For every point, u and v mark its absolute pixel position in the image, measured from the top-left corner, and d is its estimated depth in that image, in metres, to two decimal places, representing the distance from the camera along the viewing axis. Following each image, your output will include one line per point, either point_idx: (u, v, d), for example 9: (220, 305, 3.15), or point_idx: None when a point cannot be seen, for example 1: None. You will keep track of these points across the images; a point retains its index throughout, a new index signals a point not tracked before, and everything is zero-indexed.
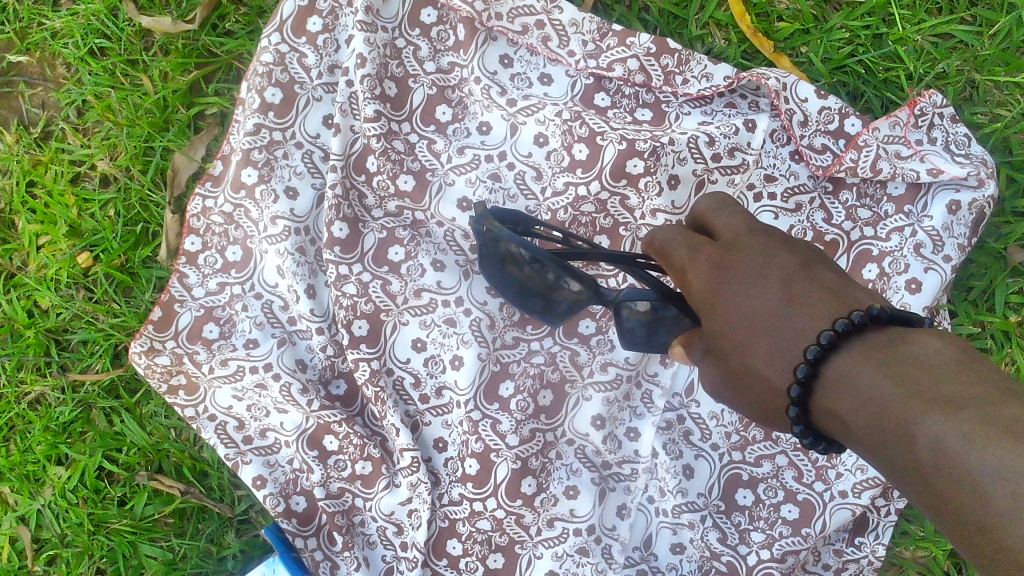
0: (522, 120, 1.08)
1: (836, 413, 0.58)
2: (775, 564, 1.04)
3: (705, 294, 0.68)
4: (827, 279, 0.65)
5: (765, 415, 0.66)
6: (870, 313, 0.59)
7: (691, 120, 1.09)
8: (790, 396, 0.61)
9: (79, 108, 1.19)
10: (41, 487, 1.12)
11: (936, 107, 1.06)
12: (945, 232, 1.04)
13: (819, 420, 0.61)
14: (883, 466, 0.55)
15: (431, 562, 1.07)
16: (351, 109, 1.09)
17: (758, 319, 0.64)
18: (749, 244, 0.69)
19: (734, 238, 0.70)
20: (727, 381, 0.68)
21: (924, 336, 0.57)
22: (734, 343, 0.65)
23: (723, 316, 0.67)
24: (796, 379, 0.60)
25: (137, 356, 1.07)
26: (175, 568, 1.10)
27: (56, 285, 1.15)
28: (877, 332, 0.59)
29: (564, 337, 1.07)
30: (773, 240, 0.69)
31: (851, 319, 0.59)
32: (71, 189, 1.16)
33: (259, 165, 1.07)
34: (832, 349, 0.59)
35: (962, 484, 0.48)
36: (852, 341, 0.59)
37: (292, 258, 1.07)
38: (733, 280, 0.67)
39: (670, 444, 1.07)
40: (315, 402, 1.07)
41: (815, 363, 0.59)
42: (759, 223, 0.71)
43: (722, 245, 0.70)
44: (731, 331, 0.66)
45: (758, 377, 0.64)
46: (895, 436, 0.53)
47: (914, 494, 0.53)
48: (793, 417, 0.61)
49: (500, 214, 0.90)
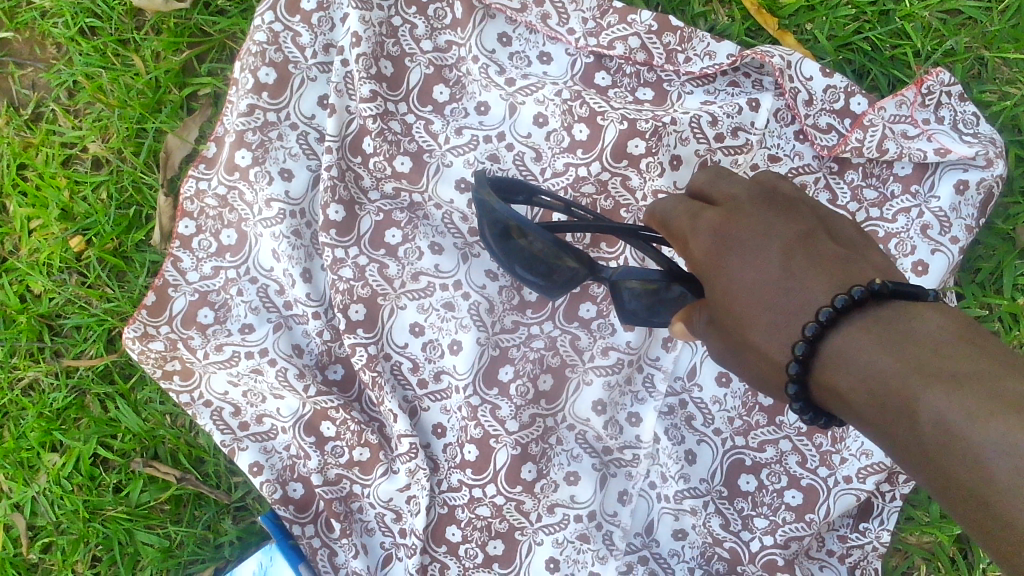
0: (520, 100, 1.07)
1: (836, 391, 0.56)
2: (778, 550, 1.02)
3: (705, 262, 0.67)
4: (829, 252, 0.63)
5: (767, 389, 0.64)
6: (871, 288, 0.57)
7: (693, 98, 1.07)
8: (789, 373, 0.59)
9: (70, 90, 1.17)
10: (35, 474, 1.11)
11: (944, 85, 1.04)
12: (952, 213, 1.02)
13: (820, 398, 0.59)
14: (885, 444, 0.53)
15: (430, 549, 1.06)
16: (346, 90, 1.06)
17: (757, 293, 0.62)
18: (749, 212, 0.67)
19: (735, 205, 0.68)
20: (729, 355, 0.66)
21: (927, 311, 0.55)
22: (734, 317, 0.64)
23: (724, 287, 0.64)
24: (795, 357, 0.58)
25: (130, 341, 1.05)
26: (172, 555, 1.09)
27: (48, 270, 1.13)
28: (879, 308, 0.57)
29: (564, 321, 1.06)
30: (774, 208, 0.67)
31: (852, 295, 0.57)
32: (62, 172, 1.14)
33: (253, 147, 1.06)
34: (831, 326, 0.57)
35: (967, 462, 0.47)
36: (853, 317, 0.57)
37: (288, 241, 1.05)
38: (734, 250, 0.65)
39: (671, 429, 1.06)
40: (312, 387, 1.05)
41: (814, 341, 0.57)
42: (761, 192, 0.69)
43: (722, 211, 0.68)
44: (731, 305, 0.64)
45: (758, 353, 0.62)
46: (897, 413, 0.51)
47: (915, 472, 0.51)
48: (793, 395, 0.60)
49: (500, 183, 0.88)
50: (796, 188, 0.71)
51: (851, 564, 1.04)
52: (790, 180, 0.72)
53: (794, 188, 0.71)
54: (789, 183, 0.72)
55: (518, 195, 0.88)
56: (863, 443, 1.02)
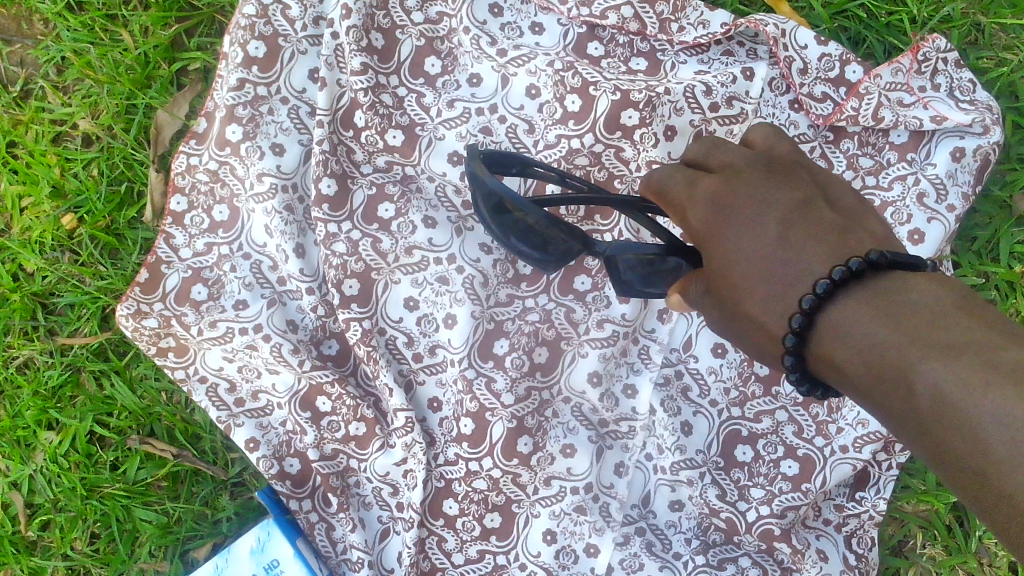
0: (512, 71, 1.05)
1: (832, 362, 0.56)
2: (775, 519, 1.02)
3: (702, 231, 0.66)
4: (827, 220, 0.63)
5: (764, 359, 0.64)
6: (868, 259, 0.56)
7: (688, 68, 1.06)
8: (786, 345, 0.59)
9: (58, 66, 1.16)
10: (32, 452, 1.11)
11: (940, 51, 1.04)
12: (948, 180, 1.02)
13: (816, 369, 0.59)
14: (882, 415, 0.53)
15: (427, 522, 1.06)
16: (337, 63, 1.06)
17: (754, 264, 0.62)
18: (747, 179, 0.66)
19: (732, 172, 0.67)
20: (726, 325, 0.66)
21: (924, 282, 0.55)
22: (730, 287, 0.63)
23: (721, 257, 0.64)
24: (791, 329, 0.58)
25: (124, 319, 1.05)
26: (170, 532, 1.09)
27: (40, 248, 1.13)
28: (877, 279, 0.56)
29: (560, 294, 1.05)
30: (772, 174, 0.67)
31: (848, 266, 0.56)
32: (52, 149, 1.14)
33: (244, 121, 1.05)
34: (828, 298, 0.57)
35: (963, 432, 0.46)
36: (850, 289, 0.56)
37: (280, 216, 1.05)
38: (731, 219, 0.64)
39: (667, 401, 1.05)
40: (307, 362, 1.05)
41: (811, 313, 0.57)
42: (758, 160, 0.68)
43: (720, 178, 0.67)
44: (728, 275, 0.64)
45: (754, 323, 0.62)
46: (893, 384, 0.51)
47: (912, 443, 0.51)
48: (789, 366, 0.60)
49: (492, 157, 0.87)
50: (793, 150, 0.71)
51: (847, 532, 1.05)
52: (786, 140, 0.72)
53: (790, 150, 0.71)
54: (785, 144, 0.71)
55: (510, 167, 0.88)
56: (859, 413, 1.02)
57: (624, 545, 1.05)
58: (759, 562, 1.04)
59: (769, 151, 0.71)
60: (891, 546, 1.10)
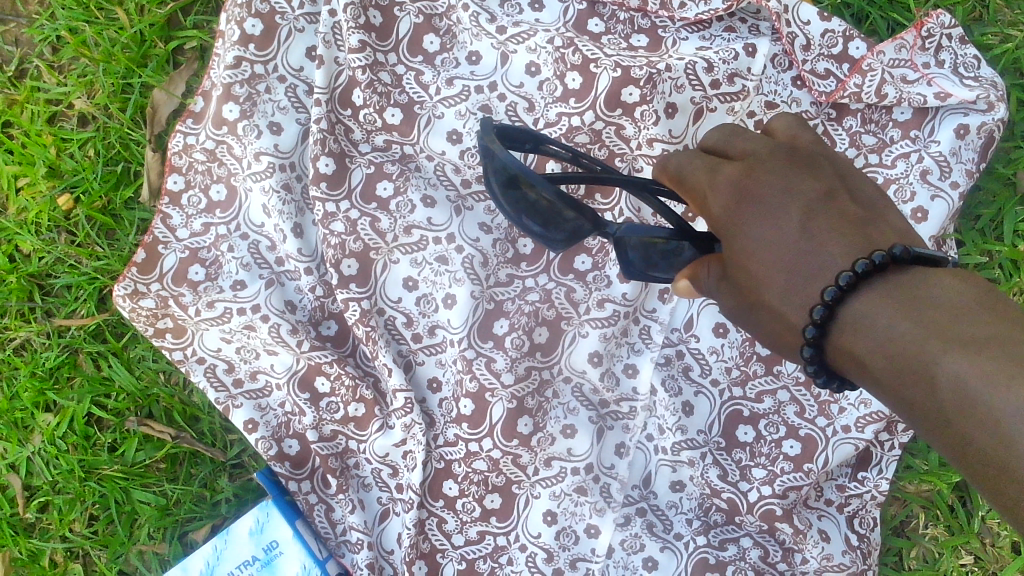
0: (512, 48, 1.04)
1: (852, 355, 0.56)
2: (777, 500, 1.01)
3: (723, 220, 0.65)
4: (850, 211, 0.61)
5: (781, 349, 0.63)
6: (891, 253, 0.55)
7: (688, 45, 1.04)
8: (806, 336, 0.58)
9: (53, 45, 1.15)
10: (29, 435, 1.10)
11: (944, 27, 1.03)
12: (952, 157, 1.01)
13: (836, 361, 0.58)
14: (900, 408, 0.52)
15: (427, 503, 1.05)
16: (335, 41, 1.05)
17: (775, 255, 0.61)
18: (770, 167, 0.65)
19: (754, 159, 0.66)
20: (742, 313, 0.65)
21: (948, 276, 0.53)
22: (751, 277, 0.62)
23: (741, 247, 0.63)
24: (812, 320, 0.57)
25: (120, 299, 1.04)
26: (169, 513, 1.09)
27: (36, 229, 1.12)
28: (900, 273, 0.55)
29: (559, 274, 1.04)
30: (795, 164, 0.65)
31: (872, 259, 0.55)
32: (48, 128, 1.13)
33: (241, 100, 1.04)
34: (851, 291, 0.56)
35: (985, 426, 0.46)
36: (873, 283, 0.55)
37: (278, 196, 1.04)
38: (753, 207, 0.63)
39: (669, 379, 1.04)
40: (305, 342, 1.04)
41: (833, 304, 0.56)
42: (780, 147, 0.67)
43: (742, 165, 0.66)
44: (747, 265, 0.62)
45: (773, 314, 0.61)
46: (915, 378, 0.50)
47: (931, 436, 0.50)
48: (808, 358, 0.59)
49: (506, 132, 0.86)
50: (816, 141, 0.69)
51: (849, 513, 1.04)
52: (809, 129, 0.70)
53: (813, 139, 0.69)
54: (809, 134, 0.70)
55: (523, 143, 0.87)
56: (861, 393, 1.01)
57: (625, 525, 1.05)
58: (761, 543, 1.03)
59: (791, 140, 0.69)
60: (894, 526, 1.09)
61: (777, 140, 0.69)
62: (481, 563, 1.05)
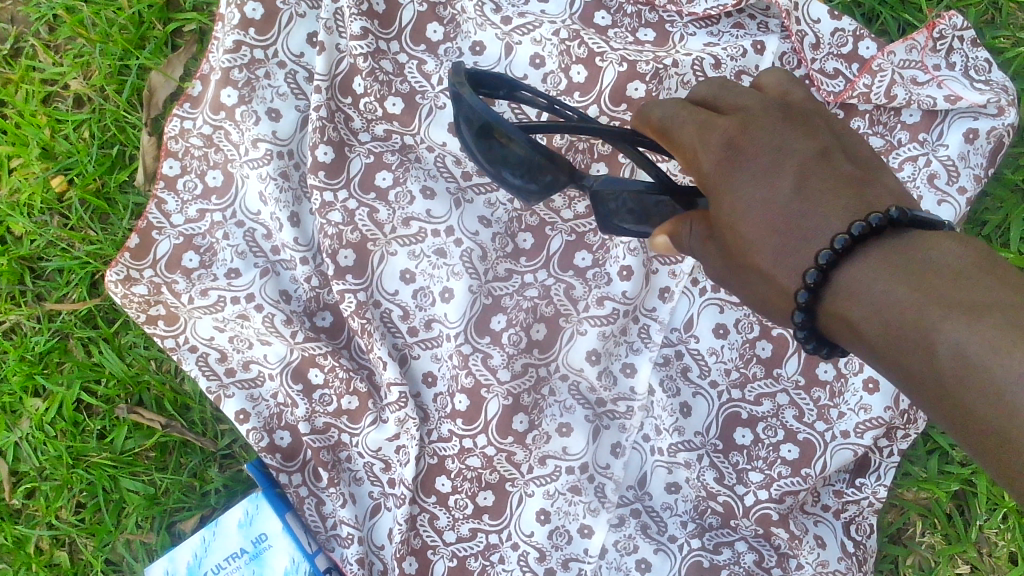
0: (517, 39, 1.03)
1: (846, 320, 0.54)
2: (773, 504, 1.00)
3: (713, 175, 0.63)
4: (846, 173, 0.59)
5: (771, 314, 0.61)
6: (889, 215, 0.53)
7: (696, 41, 1.02)
8: (797, 300, 0.56)
9: (49, 24, 1.13)
10: (18, 419, 1.09)
11: (956, 29, 1.02)
12: (961, 161, 1.00)
13: (828, 326, 0.56)
14: (895, 376, 0.50)
15: (419, 499, 1.04)
16: (337, 27, 1.03)
17: (766, 215, 0.59)
18: (764, 125, 0.62)
19: (747, 116, 0.64)
20: (731, 277, 0.64)
21: (948, 240, 0.51)
22: (741, 239, 0.60)
23: (730, 205, 0.61)
24: (804, 285, 0.55)
25: (113, 285, 1.02)
26: (157, 503, 1.07)
27: (28, 211, 1.10)
28: (897, 235, 0.53)
29: (559, 270, 1.03)
30: (788, 122, 0.63)
31: (870, 221, 0.53)
32: (43, 109, 1.11)
33: (239, 85, 1.02)
34: (846, 254, 0.53)
35: (987, 399, 0.44)
36: (870, 246, 0.53)
37: (275, 183, 1.02)
38: (745, 167, 0.61)
39: (666, 380, 1.03)
40: (299, 333, 1.02)
41: (826, 268, 0.54)
42: (773, 103, 0.64)
43: (735, 122, 0.63)
44: (738, 228, 0.60)
45: (766, 278, 0.59)
46: (914, 346, 0.48)
47: (928, 406, 0.49)
48: (799, 323, 0.57)
49: (479, 79, 0.84)
50: (808, 98, 0.68)
51: (846, 519, 1.03)
52: (802, 87, 0.68)
53: (806, 98, 0.68)
54: (801, 91, 0.68)
55: (497, 91, 0.84)
56: (861, 398, 1.00)
57: (619, 526, 1.04)
58: (756, 547, 1.02)
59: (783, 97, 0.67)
60: (890, 533, 1.08)
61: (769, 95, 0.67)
62: (472, 561, 1.04)
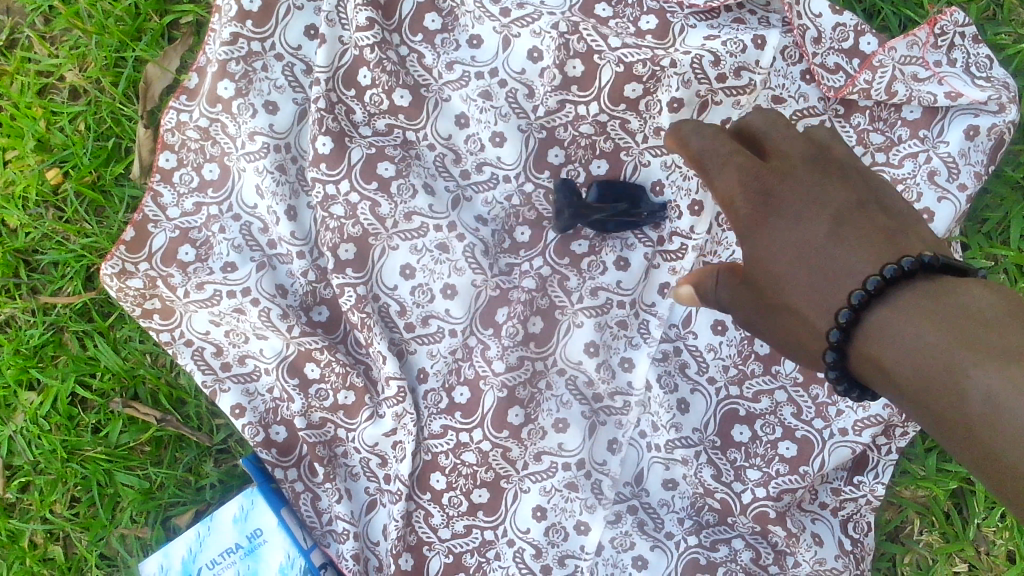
0: (515, 31, 1.02)
1: (874, 361, 0.56)
2: (771, 502, 0.99)
3: (748, 216, 0.65)
4: (883, 224, 0.63)
5: (802, 357, 0.64)
6: (922, 260, 0.57)
7: (696, 34, 1.01)
8: (829, 339, 0.58)
9: (45, 15, 1.12)
10: (11, 413, 1.08)
11: (958, 25, 1.01)
12: (961, 158, 0.99)
13: (858, 369, 0.58)
14: (925, 420, 0.52)
15: (415, 495, 1.03)
16: (339, 19, 1.02)
17: (800, 255, 0.63)
18: (804, 173, 0.65)
19: (786, 160, 0.66)
20: (760, 321, 0.66)
21: (976, 285, 0.55)
22: (774, 279, 0.64)
23: (764, 247, 0.64)
24: (836, 324, 0.58)
25: (108, 278, 1.02)
26: (152, 497, 1.07)
27: (23, 203, 1.10)
28: (928, 280, 0.57)
29: (555, 258, 1.02)
30: (828, 174, 0.65)
31: (902, 265, 0.57)
32: (38, 101, 1.10)
33: (236, 77, 1.01)
34: (878, 295, 0.57)
35: (1016, 443, 0.46)
36: (901, 289, 0.57)
37: (272, 176, 1.02)
38: (780, 211, 0.64)
39: (664, 376, 1.02)
40: (296, 327, 1.02)
41: (858, 309, 0.57)
42: (816, 149, 0.67)
43: (773, 166, 0.66)
44: (771, 268, 0.64)
45: (798, 317, 0.62)
46: (944, 390, 0.50)
47: (957, 449, 0.51)
48: (831, 362, 0.59)
49: None
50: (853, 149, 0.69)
51: (843, 517, 1.02)
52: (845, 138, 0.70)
53: (850, 150, 0.68)
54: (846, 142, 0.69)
55: None
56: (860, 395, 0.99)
57: (615, 523, 1.03)
58: (752, 545, 1.02)
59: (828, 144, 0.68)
60: (888, 531, 1.08)
61: (814, 139, 0.68)
62: (468, 557, 1.03)
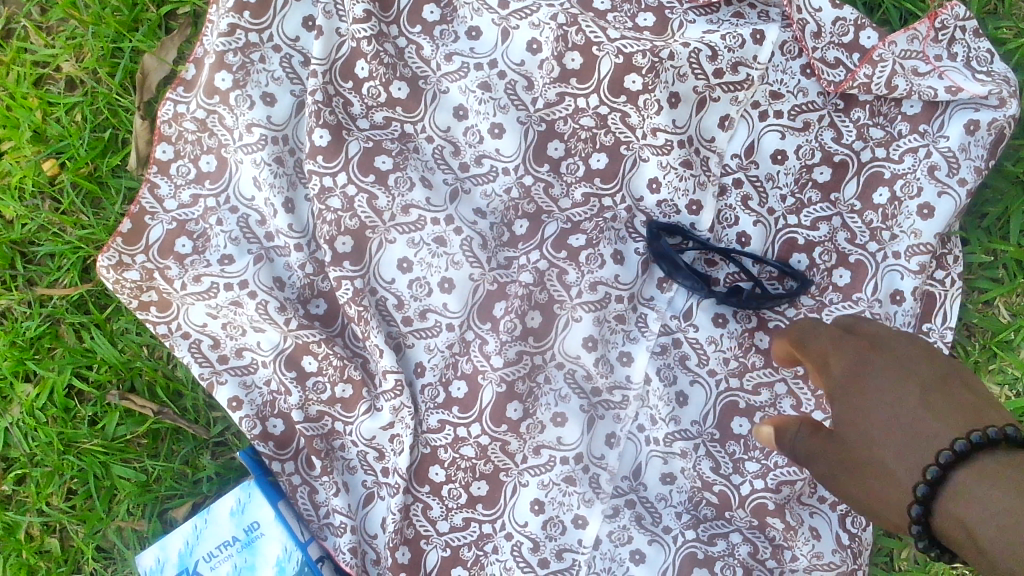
0: (514, 24, 1.02)
1: (960, 523, 0.62)
2: (769, 494, 1.00)
3: (844, 379, 0.73)
4: (967, 398, 0.69)
5: (878, 505, 0.69)
6: (1007, 432, 0.63)
7: (695, 28, 1.01)
8: (915, 495, 0.64)
9: (42, 5, 1.12)
10: (8, 405, 1.08)
11: (959, 19, 1.00)
12: (961, 153, 0.99)
13: (941, 528, 0.64)
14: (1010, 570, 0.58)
15: (413, 489, 1.03)
16: (336, 11, 1.02)
17: (888, 415, 0.68)
18: (898, 351, 0.73)
19: (879, 339, 0.76)
20: (839, 481, 0.72)
21: None
22: (860, 435, 0.69)
23: (855, 402, 0.71)
24: (923, 481, 0.64)
25: (104, 270, 1.02)
26: (149, 490, 1.07)
27: (19, 194, 1.09)
28: (1010, 452, 0.63)
29: (553, 251, 1.01)
30: (918, 351, 0.73)
31: (988, 434, 0.63)
32: (34, 91, 1.10)
33: (234, 69, 1.01)
34: (965, 458, 0.63)
35: None
36: (987, 455, 0.62)
37: (269, 168, 1.01)
38: (874, 376, 0.71)
39: (663, 369, 1.03)
40: (293, 320, 1.01)
41: (945, 467, 0.63)
42: (906, 341, 0.76)
43: (869, 346, 0.75)
44: (858, 422, 0.70)
45: (879, 476, 0.68)
46: None
47: None
48: (916, 516, 0.65)
49: None
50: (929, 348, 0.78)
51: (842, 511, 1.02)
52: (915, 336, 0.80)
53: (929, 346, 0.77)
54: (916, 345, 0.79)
55: None
56: None
57: (614, 517, 1.03)
58: (750, 539, 1.02)
59: (910, 339, 0.77)
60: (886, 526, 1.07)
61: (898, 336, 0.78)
62: (466, 551, 1.03)
